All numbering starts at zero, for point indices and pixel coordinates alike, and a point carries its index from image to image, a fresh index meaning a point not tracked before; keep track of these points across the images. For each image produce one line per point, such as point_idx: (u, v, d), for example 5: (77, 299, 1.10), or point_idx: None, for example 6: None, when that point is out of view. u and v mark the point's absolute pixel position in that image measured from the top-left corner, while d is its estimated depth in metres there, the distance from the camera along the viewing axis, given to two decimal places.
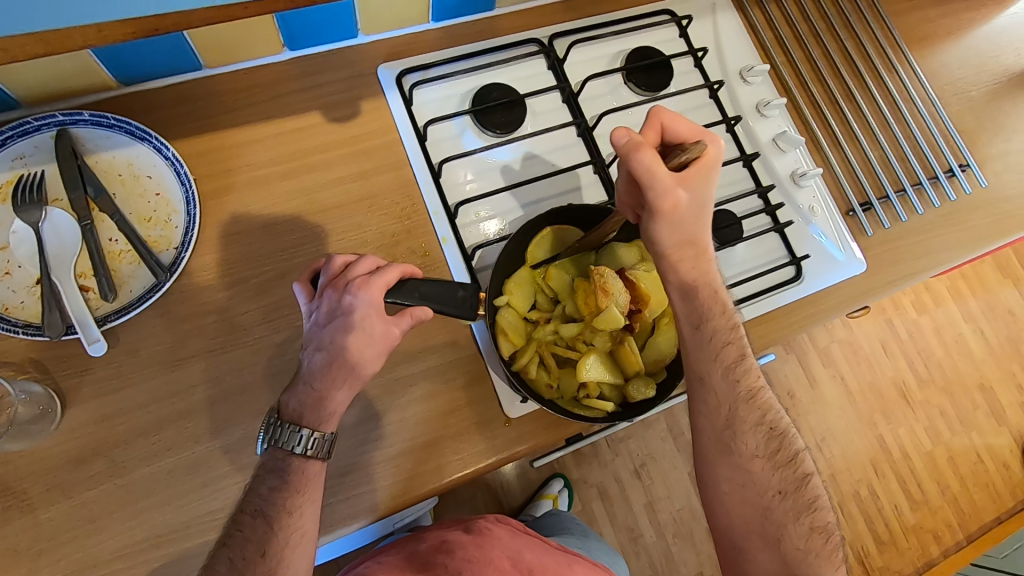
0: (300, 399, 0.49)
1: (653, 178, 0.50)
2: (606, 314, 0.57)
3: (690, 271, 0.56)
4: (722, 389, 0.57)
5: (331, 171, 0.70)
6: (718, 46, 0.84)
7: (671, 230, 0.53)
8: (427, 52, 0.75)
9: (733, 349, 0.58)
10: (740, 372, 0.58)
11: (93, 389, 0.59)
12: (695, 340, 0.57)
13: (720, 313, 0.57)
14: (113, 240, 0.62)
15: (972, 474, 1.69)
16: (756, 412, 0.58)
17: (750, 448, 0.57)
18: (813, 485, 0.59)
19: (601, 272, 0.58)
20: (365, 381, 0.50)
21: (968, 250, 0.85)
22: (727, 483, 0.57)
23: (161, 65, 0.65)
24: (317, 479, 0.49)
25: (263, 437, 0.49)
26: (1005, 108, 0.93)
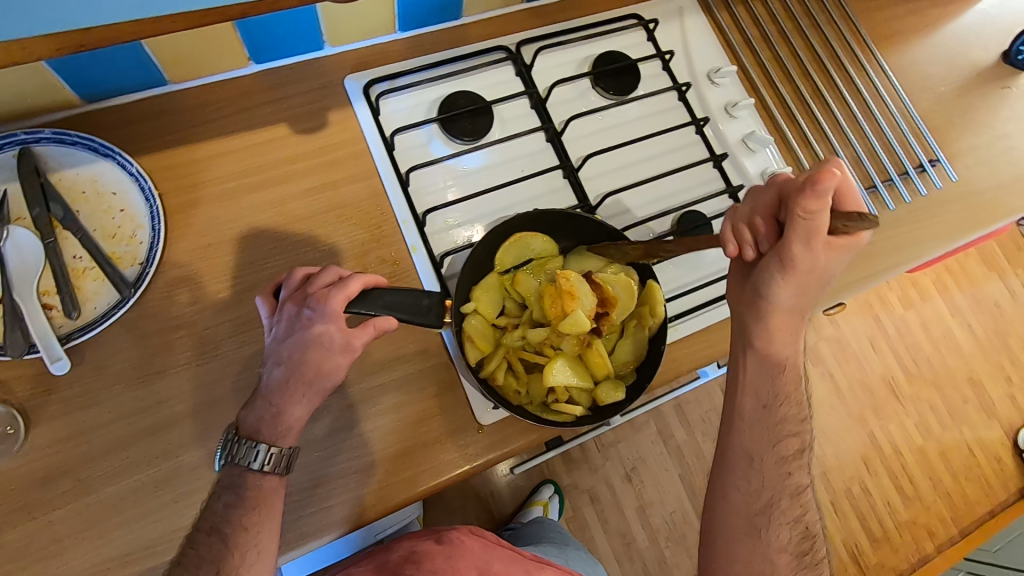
0: (258, 414, 0.49)
1: (807, 238, 0.50)
2: (573, 317, 0.57)
3: (783, 345, 0.58)
4: (772, 477, 0.60)
5: (299, 183, 0.70)
6: (685, 49, 0.84)
7: (790, 293, 0.54)
8: (394, 62, 0.76)
9: (796, 441, 0.61)
10: (794, 466, 0.61)
11: (58, 408, 0.58)
12: (761, 419, 0.60)
13: (793, 398, 0.60)
14: (76, 257, 0.61)
15: (964, 468, 1.69)
16: (797, 509, 0.60)
17: (780, 540, 0.59)
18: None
19: (567, 276, 0.58)
20: (325, 394, 0.51)
21: (939, 244, 0.86)
22: (745, 563, 0.58)
23: (124, 81, 0.65)
24: (275, 495, 0.48)
25: (220, 454, 0.48)
26: (974, 103, 0.94)
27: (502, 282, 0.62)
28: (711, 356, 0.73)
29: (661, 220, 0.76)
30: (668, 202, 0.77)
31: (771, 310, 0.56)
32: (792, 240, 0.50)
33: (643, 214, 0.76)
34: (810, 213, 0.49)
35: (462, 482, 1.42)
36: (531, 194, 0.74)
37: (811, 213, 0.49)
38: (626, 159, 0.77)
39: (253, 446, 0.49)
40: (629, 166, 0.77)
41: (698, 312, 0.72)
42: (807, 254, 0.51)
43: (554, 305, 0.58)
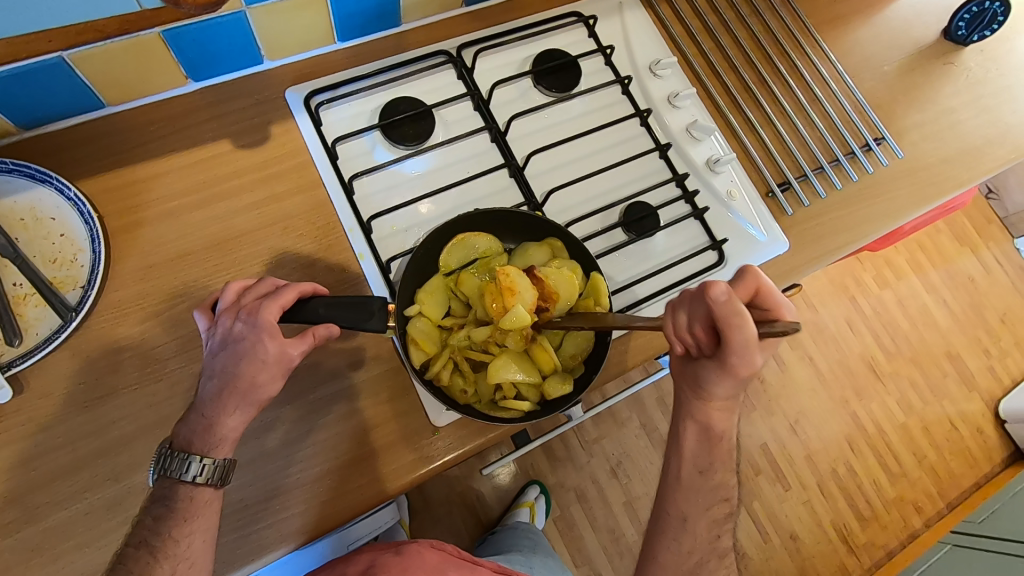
0: (190, 427, 0.50)
1: (743, 350, 0.48)
2: (515, 314, 0.56)
3: (720, 419, 0.58)
4: (701, 542, 0.60)
5: (243, 198, 0.70)
6: (627, 44, 0.85)
7: (727, 385, 0.54)
8: (334, 73, 0.76)
9: (727, 508, 0.61)
10: (723, 529, 0.61)
11: (4, 436, 0.58)
12: (696, 484, 0.60)
13: (728, 466, 0.61)
14: (17, 285, 0.61)
15: (948, 442, 1.70)
16: (721, 569, 0.61)
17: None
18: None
19: (506, 272, 0.58)
20: (259, 405, 0.52)
21: (890, 220, 0.86)
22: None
23: (61, 107, 0.65)
24: (208, 505, 0.50)
25: (154, 467, 0.49)
26: (920, 79, 0.95)
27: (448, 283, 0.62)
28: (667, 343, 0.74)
29: (609, 213, 0.77)
30: (615, 195, 0.78)
31: (710, 397, 0.56)
32: (732, 353, 0.48)
33: (590, 207, 0.77)
34: (739, 329, 0.46)
35: (447, 488, 1.41)
36: (477, 195, 0.74)
37: (739, 323, 0.46)
38: (571, 155, 0.78)
39: (186, 458, 0.50)
40: (575, 161, 0.78)
41: (643, 304, 0.74)
42: (745, 362, 0.49)
43: (494, 301, 0.57)
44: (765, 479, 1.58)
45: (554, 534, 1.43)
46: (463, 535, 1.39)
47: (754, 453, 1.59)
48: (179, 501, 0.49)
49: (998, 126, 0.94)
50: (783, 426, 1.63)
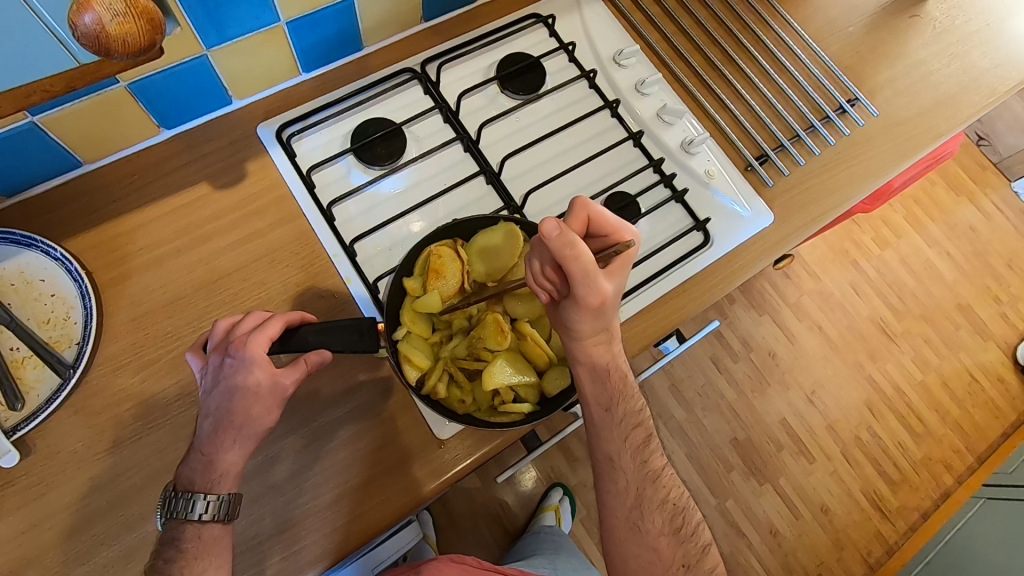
0: (191, 467, 0.51)
1: (586, 277, 0.51)
2: (426, 296, 0.60)
3: (602, 354, 0.58)
4: (631, 470, 0.61)
5: (225, 237, 0.71)
6: (588, 38, 0.85)
7: (589, 320, 0.55)
8: (303, 104, 0.77)
9: (642, 431, 0.62)
10: (648, 450, 0.62)
11: (18, 500, 0.59)
12: (607, 423, 0.60)
13: (629, 393, 0.61)
14: (15, 349, 0.62)
15: (970, 395, 1.67)
16: (661, 490, 0.62)
17: (657, 526, 0.60)
18: (712, 554, 0.63)
19: (435, 256, 0.61)
20: (256, 437, 0.52)
21: (874, 179, 0.86)
22: (634, 560, 0.60)
23: (38, 170, 0.66)
24: (217, 541, 0.51)
25: (160, 511, 0.50)
26: (886, 36, 0.94)
27: (412, 306, 0.61)
28: (656, 333, 0.75)
29: None
30: (593, 188, 0.78)
31: (579, 336, 0.56)
32: (576, 284, 0.51)
33: (569, 204, 0.77)
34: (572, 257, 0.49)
35: (470, 501, 1.41)
36: (457, 204, 0.75)
37: (574, 251, 0.49)
38: (545, 154, 0.79)
39: (191, 498, 0.50)
40: (549, 159, 0.78)
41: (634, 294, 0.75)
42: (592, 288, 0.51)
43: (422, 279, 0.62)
44: (788, 454, 1.57)
45: (582, 534, 1.43)
46: (491, 545, 1.39)
47: (773, 429, 1.58)
48: (189, 541, 0.50)
49: (970, 73, 0.94)
50: (800, 398, 1.61)
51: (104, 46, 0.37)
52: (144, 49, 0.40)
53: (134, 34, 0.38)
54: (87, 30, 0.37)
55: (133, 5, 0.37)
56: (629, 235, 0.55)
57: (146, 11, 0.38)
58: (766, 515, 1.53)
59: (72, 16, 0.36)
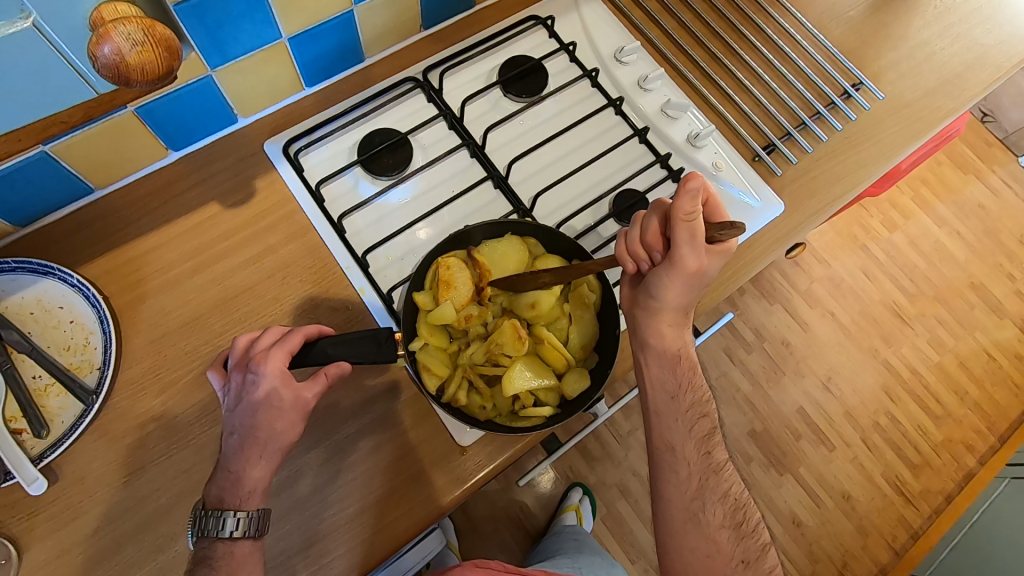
0: (219, 484, 0.51)
1: (691, 242, 0.54)
2: (440, 308, 0.60)
3: (675, 338, 0.62)
4: (693, 460, 0.61)
5: (238, 255, 0.71)
6: (588, 37, 0.85)
7: (675, 290, 0.57)
8: (308, 118, 0.77)
9: (707, 423, 0.63)
10: (711, 444, 0.63)
11: (48, 527, 0.59)
12: (671, 410, 0.62)
13: (696, 384, 0.63)
14: (36, 377, 0.63)
15: (989, 374, 1.65)
16: (723, 484, 0.62)
17: (717, 518, 0.60)
18: (773, 558, 0.62)
19: (443, 268, 0.61)
20: (281, 452, 0.52)
21: (884, 162, 0.85)
22: (692, 553, 0.59)
23: (51, 198, 0.67)
24: (249, 558, 0.50)
25: (192, 530, 0.50)
26: (886, 19, 0.93)
27: (427, 318, 0.61)
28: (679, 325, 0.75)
29: (599, 205, 0.77)
30: (602, 186, 0.78)
31: (659, 305, 0.59)
32: (678, 244, 0.54)
33: (578, 205, 0.77)
34: (689, 219, 0.53)
35: (490, 505, 1.41)
36: (466, 211, 0.75)
37: (692, 215, 0.53)
38: (550, 155, 0.79)
39: (222, 515, 0.50)
40: (555, 161, 0.78)
41: None
42: (687, 255, 0.54)
43: (433, 292, 0.62)
44: (807, 443, 1.56)
45: (604, 533, 1.42)
46: (513, 548, 1.39)
47: (791, 418, 1.57)
48: (221, 558, 0.50)
49: (974, 51, 0.93)
50: (816, 385, 1.60)
51: (123, 74, 0.41)
52: (161, 76, 0.43)
53: (151, 61, 0.41)
54: (107, 60, 0.40)
55: (149, 34, 0.41)
56: None
57: (162, 38, 0.41)
58: (788, 505, 1.52)
59: (95, 49, 0.40)
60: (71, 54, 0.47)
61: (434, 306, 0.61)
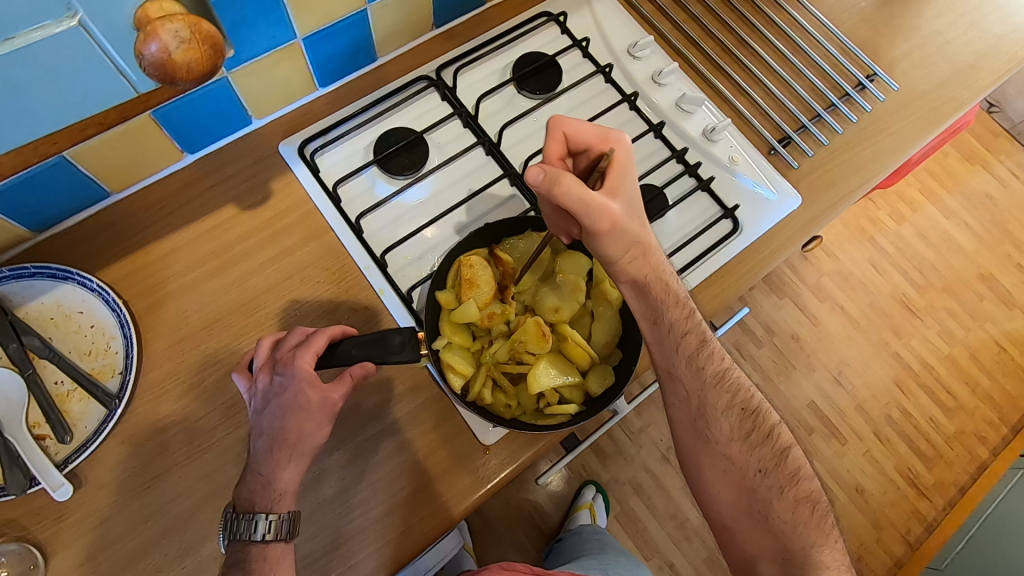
0: (250, 487, 0.51)
1: (586, 204, 0.53)
2: (463, 307, 0.60)
3: (641, 267, 0.57)
4: (689, 379, 0.60)
5: (256, 258, 0.71)
6: (600, 33, 0.85)
7: (614, 241, 0.55)
8: (323, 118, 0.77)
9: (694, 339, 0.60)
10: (704, 357, 0.61)
11: (73, 533, 0.59)
12: (656, 333, 0.60)
13: (678, 302, 0.60)
14: (59, 382, 0.63)
15: (1000, 365, 1.65)
16: (725, 396, 0.61)
17: (725, 433, 0.61)
18: (793, 457, 0.62)
19: (465, 266, 0.61)
20: (310, 454, 0.52)
21: (900, 152, 0.85)
22: (710, 471, 0.61)
23: (68, 203, 0.66)
24: (282, 560, 0.50)
25: (223, 533, 0.49)
26: (898, 10, 0.93)
27: (450, 317, 0.61)
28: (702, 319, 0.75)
29: None
30: None
31: (611, 259, 0.57)
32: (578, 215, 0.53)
33: None
34: (570, 189, 0.52)
35: (503, 504, 1.41)
36: (484, 209, 0.74)
37: (566, 187, 0.52)
38: None
39: (252, 518, 0.50)
40: None
41: None
42: (596, 212, 0.53)
43: (456, 291, 0.61)
44: (819, 437, 1.56)
45: (618, 531, 1.42)
46: (527, 548, 1.39)
47: (802, 413, 1.57)
48: (253, 561, 0.49)
49: (987, 40, 0.92)
50: (827, 379, 1.60)
51: (168, 74, 0.39)
52: (205, 75, 0.41)
53: (198, 61, 0.39)
54: (153, 59, 0.38)
55: (196, 31, 0.39)
56: (614, 137, 0.56)
57: (208, 36, 0.39)
58: None
59: (139, 46, 0.38)
60: (113, 52, 0.43)
61: (457, 304, 0.61)
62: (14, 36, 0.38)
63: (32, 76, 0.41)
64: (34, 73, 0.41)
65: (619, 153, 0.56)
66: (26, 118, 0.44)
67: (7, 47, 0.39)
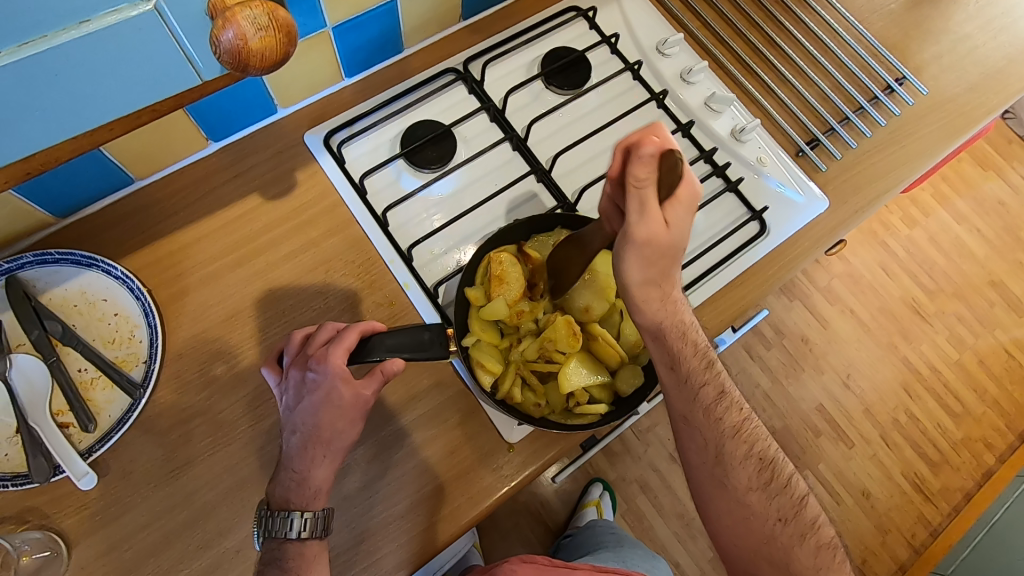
0: (285, 485, 0.53)
1: (643, 209, 0.49)
2: (492, 303, 0.59)
3: (657, 310, 0.56)
4: (707, 430, 0.59)
5: (280, 249, 0.70)
6: (629, 29, 0.84)
7: (638, 263, 0.52)
8: (348, 108, 0.76)
9: (711, 389, 0.59)
10: (722, 407, 0.60)
11: (96, 522, 0.59)
12: (674, 381, 0.59)
13: (695, 352, 0.59)
14: (82, 369, 0.62)
15: (1008, 372, 1.64)
16: (744, 445, 0.60)
17: (744, 482, 0.59)
18: (811, 505, 0.61)
19: (493, 263, 0.60)
20: (343, 452, 0.54)
21: (928, 158, 0.84)
22: (727, 516, 0.60)
23: (92, 188, 0.66)
24: (318, 557, 0.52)
25: (259, 531, 0.52)
26: (928, 12, 0.92)
27: (479, 314, 0.61)
28: (726, 320, 0.75)
29: None
30: None
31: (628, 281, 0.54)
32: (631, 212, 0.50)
33: None
34: (648, 182, 0.48)
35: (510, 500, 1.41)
36: (510, 205, 0.74)
37: (643, 183, 0.48)
38: (593, 148, 0.77)
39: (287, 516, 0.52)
40: (597, 155, 0.77)
41: (704, 281, 0.74)
42: (652, 223, 0.50)
43: (486, 288, 0.61)
44: (826, 440, 1.56)
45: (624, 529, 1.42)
46: (533, 543, 1.38)
47: (810, 416, 1.57)
48: (290, 560, 0.51)
49: (1017, 45, 0.91)
50: (835, 382, 1.59)
51: (243, 61, 0.35)
52: (278, 62, 0.37)
53: (273, 49, 0.35)
54: (229, 45, 0.34)
55: (274, 18, 0.34)
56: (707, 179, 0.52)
57: (286, 23, 0.35)
58: None
59: (214, 31, 0.34)
60: (186, 42, 0.37)
61: (486, 301, 0.61)
62: (88, 19, 0.32)
63: (99, 65, 0.35)
64: (93, 58, 0.34)
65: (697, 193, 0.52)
66: (86, 111, 0.37)
67: (80, 31, 0.33)
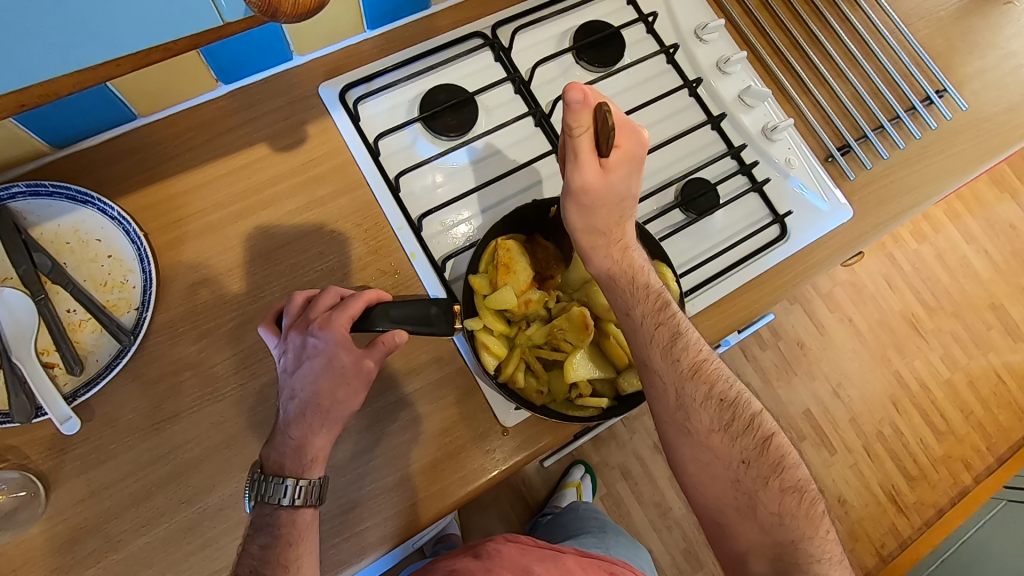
0: (281, 450, 0.52)
1: (577, 159, 0.52)
2: (499, 292, 0.57)
3: (604, 257, 0.58)
4: (666, 371, 0.57)
5: (285, 204, 0.67)
6: (669, 8, 0.80)
7: (580, 215, 0.56)
8: (368, 63, 0.72)
9: (666, 330, 0.57)
10: (679, 348, 0.57)
11: (77, 468, 0.57)
12: (630, 323, 0.58)
13: (647, 294, 0.58)
14: (71, 310, 0.60)
15: (995, 396, 1.65)
16: (704, 386, 0.57)
17: (705, 425, 0.57)
18: (777, 445, 0.58)
19: (501, 250, 0.58)
20: (341, 421, 0.53)
21: (958, 176, 0.81)
22: (693, 463, 0.57)
23: (92, 121, 0.62)
24: (309, 526, 0.51)
25: (251, 494, 0.51)
26: (977, 23, 0.88)
27: (485, 303, 0.59)
28: (732, 323, 0.73)
29: (663, 194, 0.74)
30: (667, 173, 0.75)
31: (574, 229, 0.57)
32: (570, 161, 0.53)
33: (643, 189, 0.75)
34: (582, 131, 0.50)
35: None
36: (526, 182, 0.71)
37: (577, 132, 0.50)
38: None
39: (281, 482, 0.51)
40: None
41: (716, 283, 0.72)
42: (587, 172, 0.52)
43: (491, 276, 0.59)
44: (810, 444, 1.57)
45: None
46: (511, 518, 1.39)
47: (796, 420, 1.57)
48: (280, 525, 0.50)
49: None
50: (825, 389, 1.60)
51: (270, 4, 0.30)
52: (313, 10, 0.32)
53: None
54: None
55: None
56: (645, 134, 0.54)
57: None
58: None
59: None
60: None
61: (491, 290, 0.59)
62: None
63: None
64: None
65: (635, 148, 0.53)
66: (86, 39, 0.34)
67: None
